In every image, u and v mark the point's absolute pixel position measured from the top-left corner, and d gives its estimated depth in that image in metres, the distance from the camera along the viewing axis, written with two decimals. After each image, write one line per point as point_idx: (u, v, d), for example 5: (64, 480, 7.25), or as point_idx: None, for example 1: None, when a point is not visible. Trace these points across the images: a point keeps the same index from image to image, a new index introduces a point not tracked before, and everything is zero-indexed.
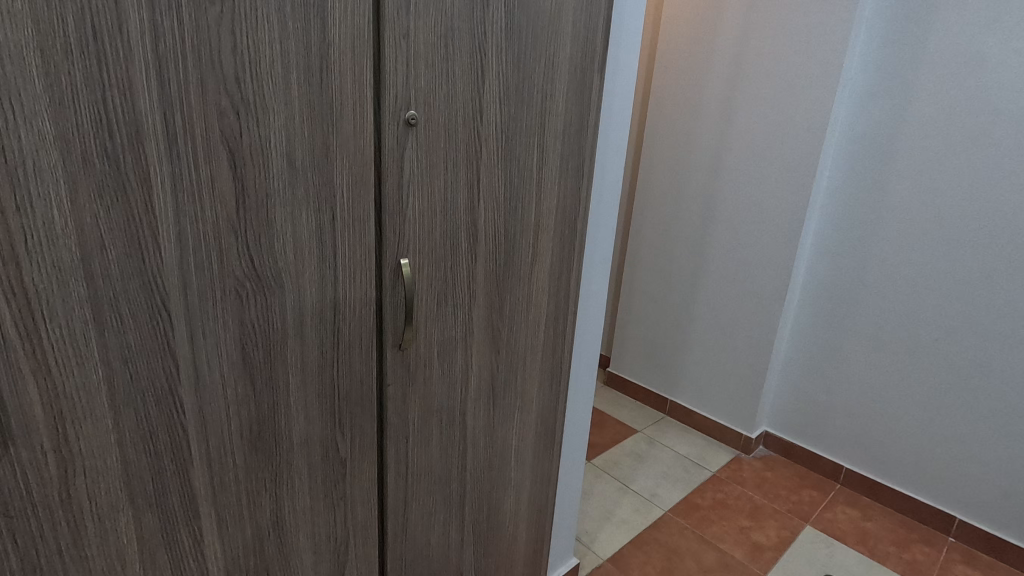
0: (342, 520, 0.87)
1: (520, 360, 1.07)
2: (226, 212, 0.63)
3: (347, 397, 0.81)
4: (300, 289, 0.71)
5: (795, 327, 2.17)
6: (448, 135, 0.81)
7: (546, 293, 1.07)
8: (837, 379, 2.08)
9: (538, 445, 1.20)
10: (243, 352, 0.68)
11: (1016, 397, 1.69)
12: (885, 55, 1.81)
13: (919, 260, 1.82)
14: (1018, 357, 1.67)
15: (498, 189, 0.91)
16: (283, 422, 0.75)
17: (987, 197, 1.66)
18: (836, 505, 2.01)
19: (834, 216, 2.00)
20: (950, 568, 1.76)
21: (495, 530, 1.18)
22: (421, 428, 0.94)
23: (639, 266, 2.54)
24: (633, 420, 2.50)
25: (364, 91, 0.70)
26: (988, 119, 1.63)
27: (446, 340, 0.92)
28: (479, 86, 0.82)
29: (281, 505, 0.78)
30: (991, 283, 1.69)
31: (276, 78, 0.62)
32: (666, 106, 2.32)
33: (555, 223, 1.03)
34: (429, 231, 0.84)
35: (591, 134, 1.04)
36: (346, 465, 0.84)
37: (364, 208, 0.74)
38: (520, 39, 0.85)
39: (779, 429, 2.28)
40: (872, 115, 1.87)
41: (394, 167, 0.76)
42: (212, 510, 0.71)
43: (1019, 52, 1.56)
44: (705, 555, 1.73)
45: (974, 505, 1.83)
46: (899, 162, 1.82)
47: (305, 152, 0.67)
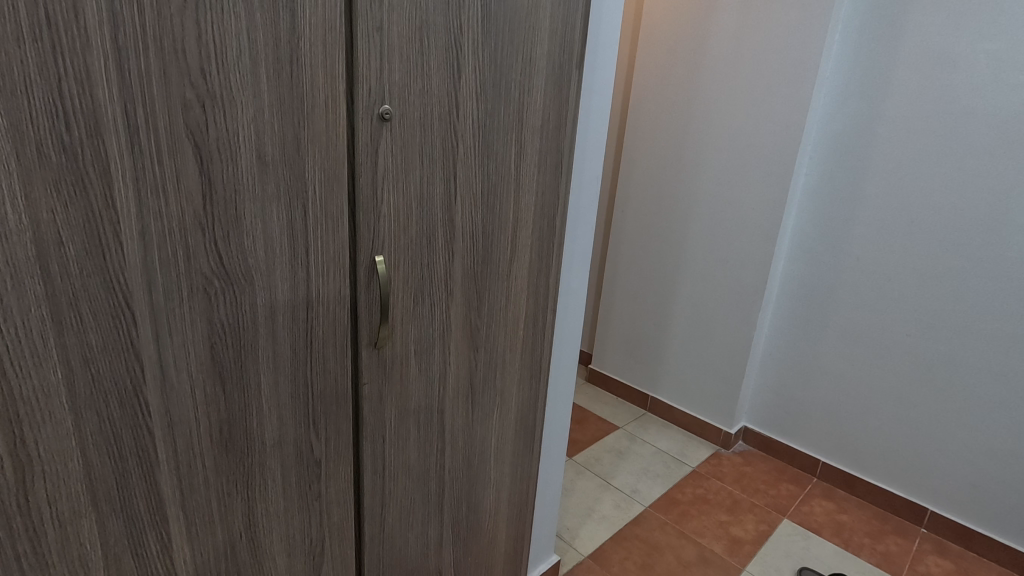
0: (318, 522, 0.85)
1: (499, 358, 1.07)
2: (193, 208, 0.61)
3: (321, 396, 0.80)
4: (271, 287, 0.70)
5: (773, 324, 2.20)
6: (423, 130, 0.80)
7: (524, 290, 1.07)
8: (813, 375, 2.11)
9: (518, 442, 1.20)
10: (212, 351, 0.67)
11: (985, 391, 1.74)
12: (860, 55, 1.84)
13: (893, 256, 1.85)
14: (987, 352, 1.72)
15: (475, 185, 0.90)
16: (254, 422, 0.73)
17: (959, 194, 1.70)
18: (813, 499, 2.04)
19: (811, 214, 2.02)
20: (922, 559, 1.79)
21: (475, 529, 1.17)
22: (398, 427, 0.93)
23: (620, 264, 2.55)
24: (614, 417, 2.51)
25: (336, 84, 0.68)
26: (959, 119, 1.67)
27: (422, 339, 0.91)
28: (455, 81, 0.81)
29: (254, 508, 0.76)
30: (962, 279, 1.73)
31: (243, 70, 0.61)
32: (647, 104, 2.33)
33: (534, 220, 1.03)
34: (405, 229, 0.83)
35: (570, 130, 1.03)
36: (322, 465, 0.83)
37: (337, 205, 0.73)
38: (497, 34, 0.84)
39: (758, 424, 2.32)
40: (846, 114, 1.89)
41: (368, 162, 0.75)
42: (181, 514, 0.69)
43: (988, 53, 1.60)
44: (685, 550, 1.74)
45: (946, 497, 1.87)
46: (874, 160, 1.85)
47: (275, 147, 0.65)
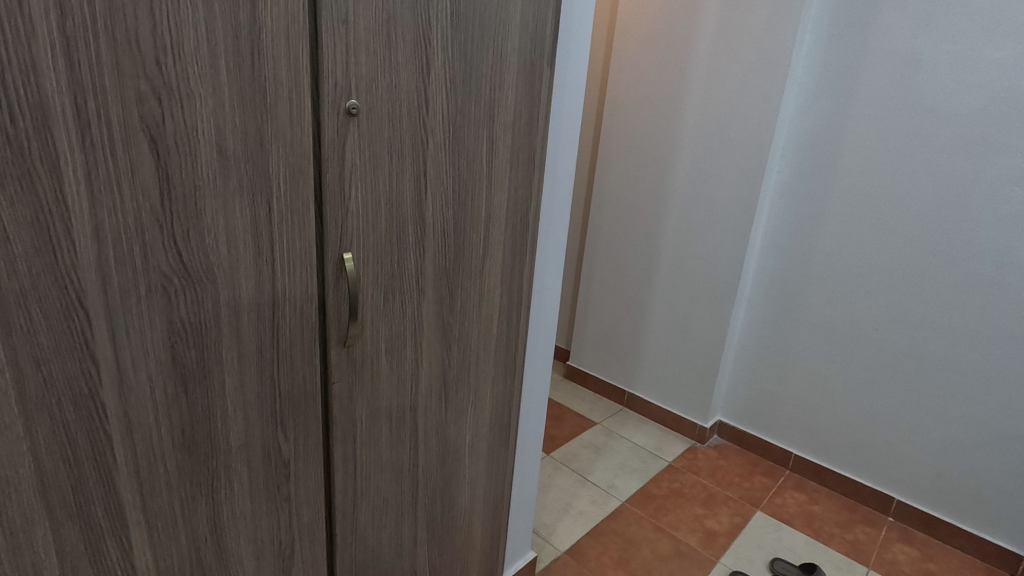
0: (287, 523, 0.84)
1: (472, 355, 1.06)
2: (150, 204, 0.59)
3: (289, 396, 0.78)
4: (234, 285, 0.68)
5: (746, 319, 2.23)
6: (392, 125, 0.79)
7: (498, 287, 1.06)
8: (785, 370, 2.15)
9: (493, 440, 1.20)
10: (172, 351, 0.65)
11: (949, 383, 1.79)
12: (829, 54, 1.87)
13: (861, 252, 1.89)
14: (950, 345, 1.77)
15: (446, 180, 0.89)
16: (219, 424, 0.71)
17: (923, 192, 1.74)
18: (785, 490, 2.08)
19: (782, 212, 2.06)
20: (889, 546, 1.84)
21: (450, 527, 1.17)
22: (369, 426, 0.92)
23: (597, 262, 2.57)
24: (592, 413, 2.53)
25: (301, 78, 0.67)
26: (923, 118, 1.71)
27: (393, 338, 0.90)
28: (424, 77, 0.80)
29: (220, 511, 0.75)
30: (926, 274, 1.77)
31: (202, 63, 0.59)
32: (623, 101, 2.34)
33: (507, 217, 1.03)
34: (374, 225, 0.81)
35: (542, 126, 1.03)
36: (291, 465, 0.82)
37: (303, 201, 0.72)
38: (467, 28, 0.83)
39: (732, 418, 2.35)
40: (816, 113, 1.93)
41: (336, 158, 0.73)
42: (141, 519, 0.67)
43: (951, 54, 1.64)
44: (660, 543, 1.76)
45: (911, 486, 1.92)
46: (843, 158, 1.89)
47: (236, 141, 0.64)
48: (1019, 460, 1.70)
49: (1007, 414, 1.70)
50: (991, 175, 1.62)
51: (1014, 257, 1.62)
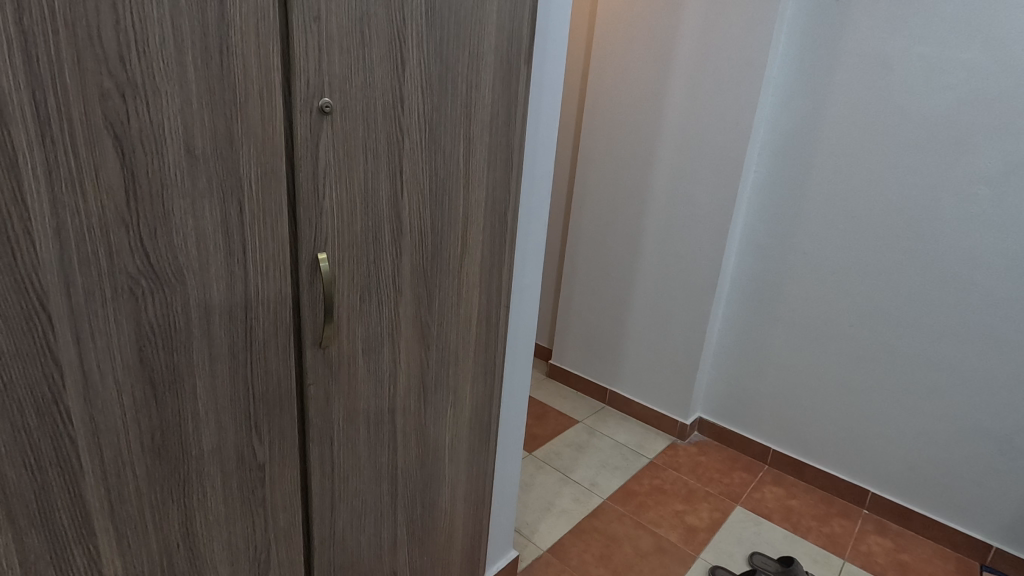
0: (262, 527, 0.83)
1: (451, 355, 1.06)
2: (115, 204, 0.58)
3: (263, 397, 0.77)
4: (205, 287, 0.67)
5: (726, 316, 2.26)
6: (366, 123, 0.78)
7: (476, 286, 1.06)
8: (764, 366, 2.18)
9: (473, 439, 1.19)
10: (140, 355, 0.63)
11: (921, 378, 1.83)
12: (804, 55, 1.90)
13: (836, 250, 1.92)
14: (921, 340, 1.81)
15: (423, 179, 0.88)
16: (190, 429, 0.70)
17: (895, 191, 1.78)
18: (764, 485, 2.11)
19: (760, 210, 2.08)
20: (864, 538, 1.88)
21: (431, 527, 1.16)
22: (346, 428, 0.91)
23: (578, 261, 2.58)
24: (574, 411, 2.53)
25: (272, 75, 0.66)
26: (895, 118, 1.75)
27: (370, 338, 0.90)
28: (399, 74, 0.79)
29: (192, 517, 0.73)
30: (899, 272, 1.81)
31: (168, 59, 0.58)
32: (603, 100, 2.35)
33: (485, 217, 1.02)
34: (349, 225, 0.81)
35: (520, 125, 1.03)
36: (266, 468, 0.80)
37: (276, 201, 0.71)
38: (442, 26, 0.83)
39: (712, 415, 2.38)
40: (792, 113, 1.95)
41: (309, 157, 0.73)
42: (109, 526, 0.65)
43: (921, 56, 1.68)
44: (642, 540, 1.77)
45: (886, 480, 1.96)
46: (819, 158, 1.92)
47: (205, 140, 0.62)
48: (988, 452, 1.75)
49: (977, 407, 1.74)
50: (960, 174, 1.67)
51: (982, 254, 1.67)
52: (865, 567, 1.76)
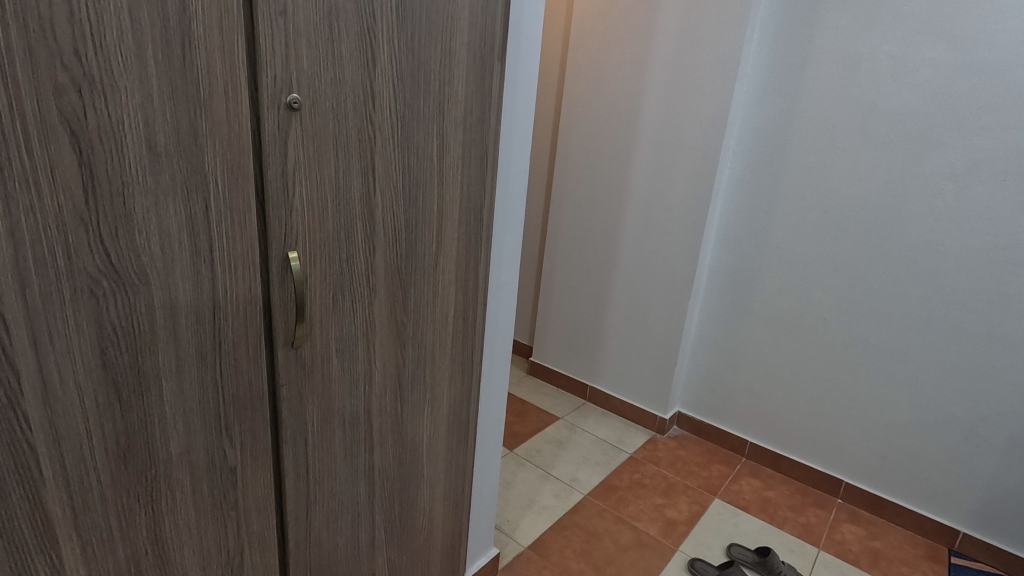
0: (235, 531, 0.81)
1: (427, 354, 1.05)
2: (73, 203, 0.56)
3: (234, 400, 0.76)
4: (170, 287, 0.65)
5: (703, 311, 2.28)
6: (336, 120, 0.77)
7: (452, 284, 1.06)
8: (740, 360, 2.21)
9: (451, 437, 1.19)
10: (103, 358, 0.62)
11: (891, 369, 1.87)
12: (776, 53, 1.93)
13: (809, 246, 1.96)
14: (891, 333, 1.85)
15: (396, 176, 0.88)
16: (157, 432, 0.68)
17: (865, 186, 1.82)
18: (741, 478, 2.14)
19: (735, 206, 2.11)
20: (838, 527, 1.92)
21: (410, 527, 1.15)
22: (321, 429, 0.90)
23: (558, 258, 2.59)
24: (555, 408, 2.54)
25: (237, 70, 0.65)
26: (865, 115, 1.79)
27: (344, 338, 0.89)
28: (369, 71, 0.79)
29: (161, 522, 0.72)
30: (869, 266, 1.85)
31: (127, 53, 0.56)
32: (581, 97, 2.36)
33: (460, 214, 1.02)
34: (321, 224, 0.79)
35: (494, 121, 1.02)
36: (237, 472, 0.79)
37: (244, 198, 0.69)
38: (414, 22, 0.82)
39: (691, 409, 2.41)
40: (766, 111, 1.98)
41: (277, 154, 0.71)
42: (73, 533, 0.64)
43: (888, 55, 1.72)
44: (622, 534, 1.79)
45: (858, 469, 2.00)
46: (791, 154, 1.95)
47: (168, 137, 0.61)
48: (955, 440, 1.80)
49: (945, 397, 1.79)
50: (926, 170, 1.71)
51: (949, 247, 1.71)
52: (839, 556, 1.80)
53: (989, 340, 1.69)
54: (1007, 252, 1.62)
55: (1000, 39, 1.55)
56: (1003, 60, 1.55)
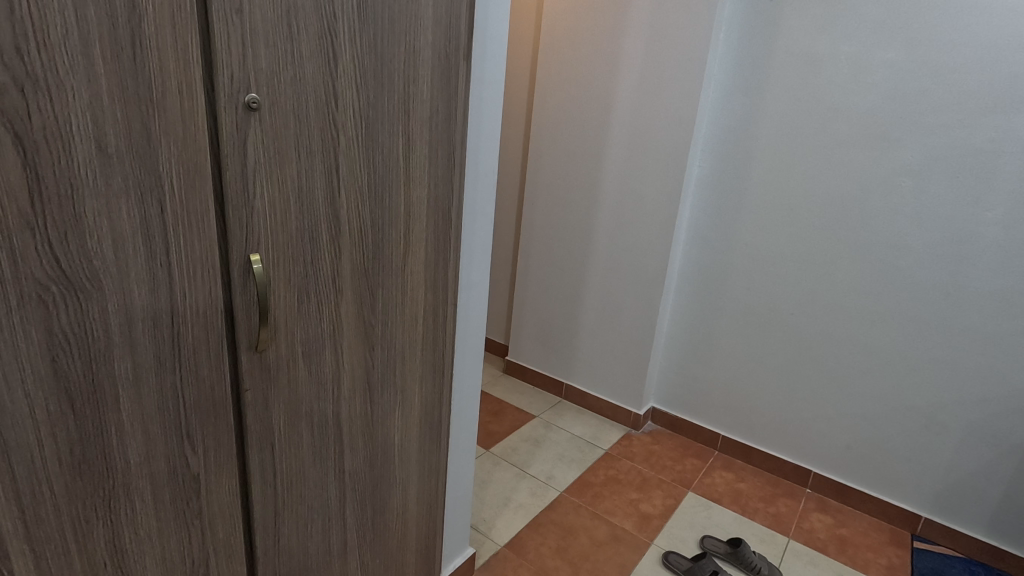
0: (200, 539, 0.80)
1: (397, 355, 1.05)
2: (17, 206, 0.54)
3: (195, 405, 0.74)
4: (125, 292, 0.64)
5: (675, 308, 2.31)
6: (298, 120, 0.76)
7: (421, 284, 1.05)
8: (711, 355, 2.25)
9: (423, 438, 1.19)
10: (54, 366, 0.60)
11: (855, 361, 1.92)
12: (742, 53, 1.96)
13: (776, 242, 2.00)
14: (855, 325, 1.90)
15: (360, 177, 0.87)
16: (114, 440, 0.66)
17: (828, 184, 1.86)
18: (714, 470, 2.18)
19: (705, 204, 2.14)
20: (808, 516, 1.97)
21: (382, 529, 1.15)
22: (288, 433, 0.89)
23: (531, 258, 2.59)
24: (531, 406, 2.55)
25: (192, 68, 0.63)
26: (827, 114, 1.83)
27: (310, 341, 0.87)
28: (331, 70, 0.78)
29: (120, 533, 0.70)
30: (833, 262, 1.90)
31: (73, 51, 0.55)
32: (552, 96, 2.36)
33: (428, 213, 1.01)
34: (284, 225, 0.78)
35: (461, 122, 1.02)
36: (200, 479, 0.77)
37: (201, 200, 0.68)
38: (376, 20, 0.81)
39: (664, 404, 2.44)
40: (732, 109, 2.02)
41: (236, 155, 0.70)
42: (26, 548, 0.61)
43: (848, 55, 1.77)
44: (598, 530, 1.80)
45: (826, 459, 2.06)
46: (758, 152, 1.99)
47: (119, 137, 0.59)
48: (916, 429, 1.86)
49: (906, 386, 1.85)
50: (885, 168, 1.76)
51: (908, 242, 1.76)
52: (808, 544, 1.84)
53: (946, 331, 1.76)
54: (962, 246, 1.69)
55: (952, 41, 1.61)
56: (955, 62, 1.62)
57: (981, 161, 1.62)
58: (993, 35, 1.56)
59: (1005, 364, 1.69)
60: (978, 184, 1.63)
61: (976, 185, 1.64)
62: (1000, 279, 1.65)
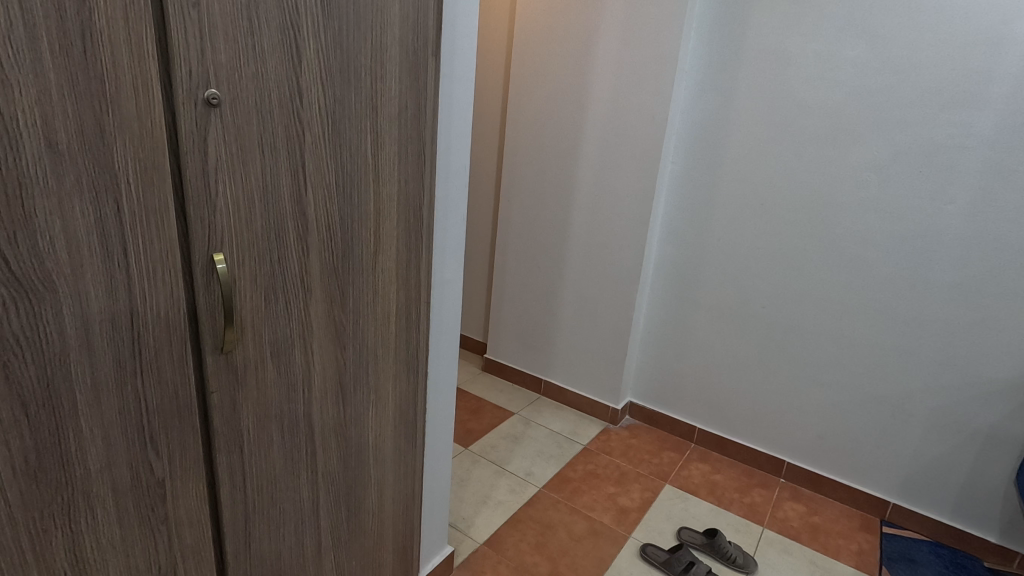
0: (166, 546, 0.78)
1: (369, 354, 1.03)
2: None
3: (158, 410, 0.72)
4: (81, 294, 0.62)
5: (651, 303, 2.33)
6: (260, 117, 0.74)
7: (393, 282, 1.04)
8: (687, 349, 2.27)
9: (398, 437, 1.18)
10: (5, 371, 0.58)
11: (826, 352, 1.97)
12: (712, 51, 1.99)
13: (748, 237, 2.03)
14: (825, 318, 1.94)
15: (327, 173, 0.85)
16: (73, 447, 0.65)
17: (797, 179, 1.90)
18: (691, 463, 2.21)
19: (678, 200, 2.16)
20: (781, 505, 2.01)
21: (358, 530, 1.14)
22: (257, 435, 0.87)
23: (509, 255, 2.59)
24: (510, 403, 2.55)
25: (146, 63, 0.62)
26: (796, 110, 1.86)
27: (278, 341, 0.86)
28: (295, 66, 0.76)
29: (81, 542, 0.68)
30: (803, 255, 1.94)
31: (17, 44, 0.52)
32: (526, 94, 2.36)
33: (398, 211, 1.01)
34: (248, 224, 0.77)
35: (430, 118, 1.02)
36: (165, 484, 0.76)
37: (160, 198, 0.66)
38: (341, 16, 0.80)
39: (642, 399, 2.46)
40: (704, 106, 2.04)
41: (197, 152, 0.69)
42: None
43: (814, 53, 1.80)
44: (576, 525, 1.81)
45: (799, 449, 2.10)
46: (729, 148, 2.01)
47: (70, 134, 0.57)
48: (884, 417, 1.91)
49: (874, 376, 1.90)
50: (851, 163, 1.80)
51: (874, 236, 1.81)
52: (782, 532, 1.88)
53: (912, 322, 1.80)
54: (926, 238, 1.73)
55: (913, 38, 1.65)
56: (916, 59, 1.66)
57: (942, 156, 1.67)
58: (951, 33, 1.60)
59: (967, 353, 1.74)
60: (939, 178, 1.68)
61: (938, 180, 1.69)
62: (962, 270, 1.70)
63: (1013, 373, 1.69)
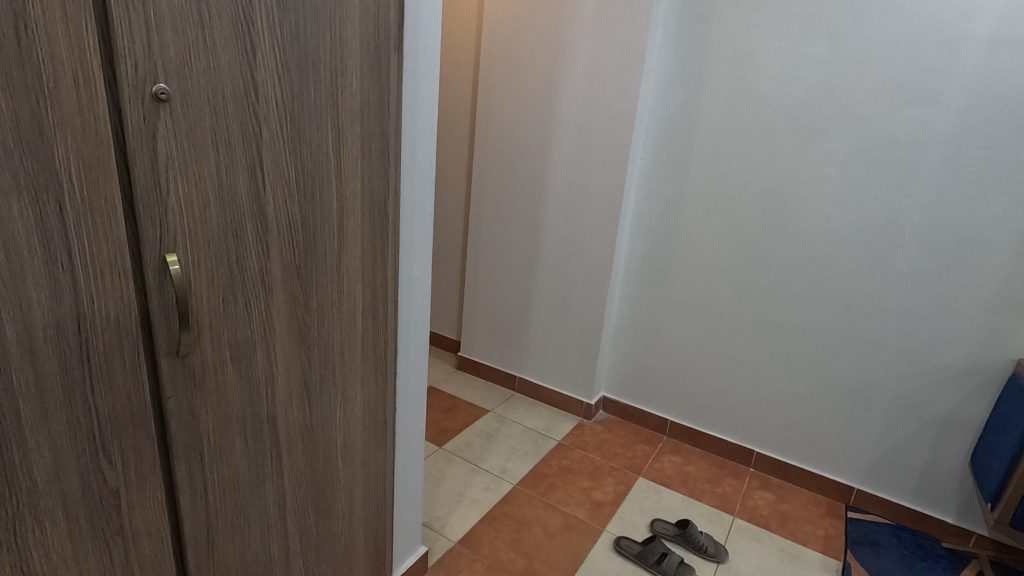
0: (123, 558, 0.75)
1: (335, 355, 1.02)
2: None
3: (111, 417, 0.70)
4: (22, 300, 0.59)
5: (623, 298, 2.35)
6: (214, 113, 0.72)
7: (359, 282, 1.03)
8: (658, 343, 2.30)
9: (368, 438, 1.16)
10: None
11: (792, 343, 2.01)
12: (678, 48, 2.01)
13: (716, 231, 2.06)
14: (790, 310, 1.99)
15: (286, 171, 0.83)
16: (17, 460, 0.61)
17: (763, 175, 1.93)
18: (663, 455, 2.24)
19: (648, 195, 2.18)
20: (751, 494, 2.05)
21: (327, 533, 1.12)
22: (218, 441, 0.85)
23: (481, 252, 2.58)
24: (484, 401, 2.55)
25: (88, 57, 0.59)
26: (760, 107, 1.90)
27: (238, 344, 0.84)
28: (249, 61, 0.74)
29: (29, 559, 0.65)
30: (769, 250, 1.97)
31: None
32: (496, 91, 2.35)
33: (362, 209, 0.99)
34: (203, 224, 0.75)
35: (394, 114, 1.00)
36: (121, 494, 0.73)
37: (107, 198, 0.63)
38: (298, 10, 0.78)
39: (615, 393, 2.48)
40: (671, 102, 2.06)
41: (145, 149, 0.66)
42: None
43: (777, 50, 1.84)
44: (551, 520, 1.82)
45: (767, 439, 2.15)
46: (696, 144, 2.04)
47: (5, 132, 0.55)
48: (848, 406, 1.96)
49: (838, 366, 1.95)
50: (814, 158, 1.84)
51: (836, 230, 1.85)
52: (752, 520, 1.92)
53: (873, 313, 1.86)
54: (885, 231, 1.78)
55: (871, 37, 1.70)
56: (874, 57, 1.71)
57: (899, 152, 1.72)
58: (907, 33, 1.65)
59: (925, 342, 1.80)
60: (896, 172, 1.74)
61: (895, 174, 1.74)
62: (920, 262, 1.76)
63: (967, 360, 1.75)
